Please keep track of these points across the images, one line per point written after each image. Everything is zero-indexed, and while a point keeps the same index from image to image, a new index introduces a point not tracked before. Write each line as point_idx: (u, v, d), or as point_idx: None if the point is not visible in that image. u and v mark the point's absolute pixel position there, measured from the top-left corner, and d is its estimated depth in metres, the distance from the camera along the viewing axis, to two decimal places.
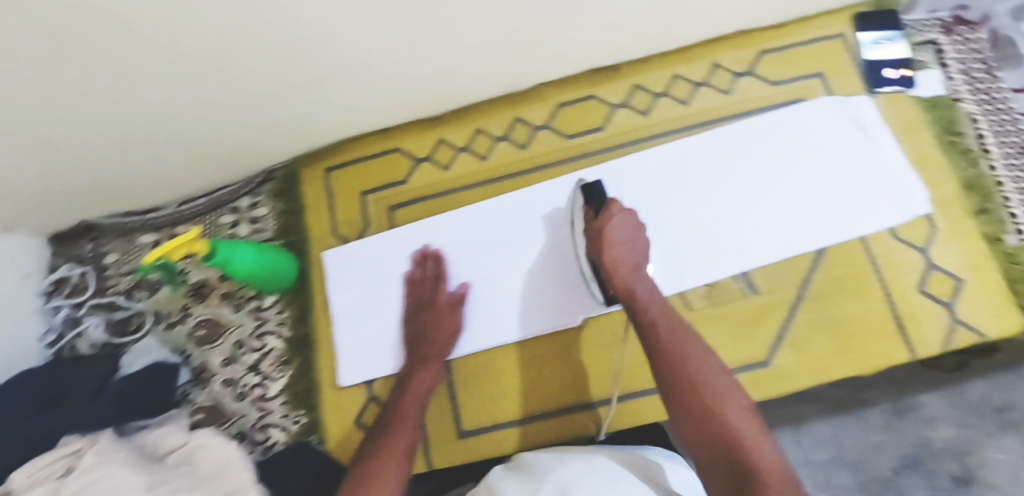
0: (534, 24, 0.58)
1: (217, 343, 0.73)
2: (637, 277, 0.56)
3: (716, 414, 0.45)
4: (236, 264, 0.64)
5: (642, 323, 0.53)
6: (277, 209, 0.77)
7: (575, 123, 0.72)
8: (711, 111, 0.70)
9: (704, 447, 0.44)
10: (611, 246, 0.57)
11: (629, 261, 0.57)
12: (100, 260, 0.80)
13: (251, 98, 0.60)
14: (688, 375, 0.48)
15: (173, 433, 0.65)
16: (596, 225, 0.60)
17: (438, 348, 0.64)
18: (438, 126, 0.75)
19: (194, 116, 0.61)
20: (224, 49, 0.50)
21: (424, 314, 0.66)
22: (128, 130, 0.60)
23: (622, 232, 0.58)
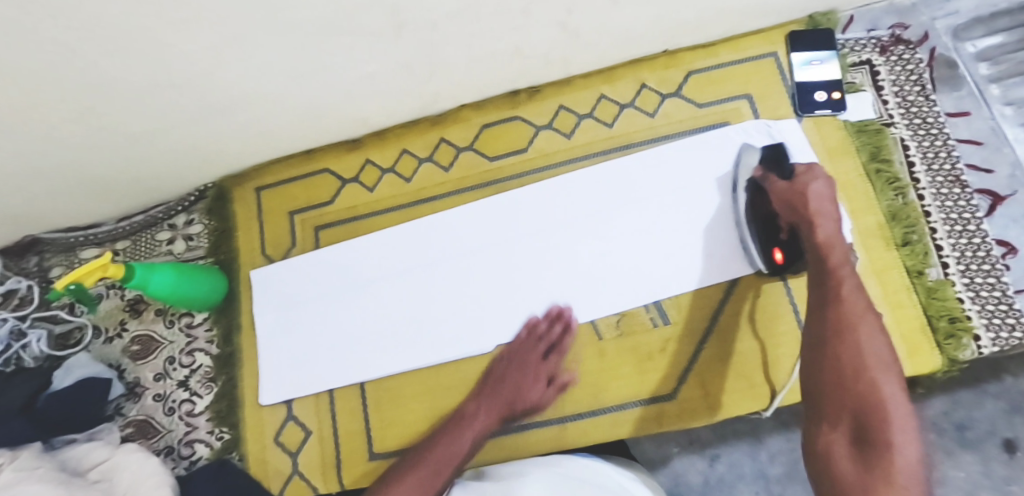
0: (428, 53, 0.57)
1: (150, 358, 0.75)
2: (833, 244, 0.53)
3: (866, 377, 0.47)
4: (155, 287, 0.65)
5: (827, 275, 0.52)
6: (209, 227, 0.78)
7: (499, 145, 0.71)
8: (634, 134, 0.69)
9: (828, 390, 0.48)
10: (818, 202, 0.55)
11: (833, 226, 0.54)
12: (45, 274, 0.83)
13: (154, 127, 0.61)
14: (852, 340, 0.49)
15: (98, 448, 0.68)
16: (794, 186, 0.57)
17: (522, 403, 0.61)
18: (362, 146, 0.74)
19: (103, 141, 0.62)
20: (102, 84, 0.51)
21: (518, 359, 0.62)
22: (36, 156, 0.61)
23: (822, 197, 0.55)
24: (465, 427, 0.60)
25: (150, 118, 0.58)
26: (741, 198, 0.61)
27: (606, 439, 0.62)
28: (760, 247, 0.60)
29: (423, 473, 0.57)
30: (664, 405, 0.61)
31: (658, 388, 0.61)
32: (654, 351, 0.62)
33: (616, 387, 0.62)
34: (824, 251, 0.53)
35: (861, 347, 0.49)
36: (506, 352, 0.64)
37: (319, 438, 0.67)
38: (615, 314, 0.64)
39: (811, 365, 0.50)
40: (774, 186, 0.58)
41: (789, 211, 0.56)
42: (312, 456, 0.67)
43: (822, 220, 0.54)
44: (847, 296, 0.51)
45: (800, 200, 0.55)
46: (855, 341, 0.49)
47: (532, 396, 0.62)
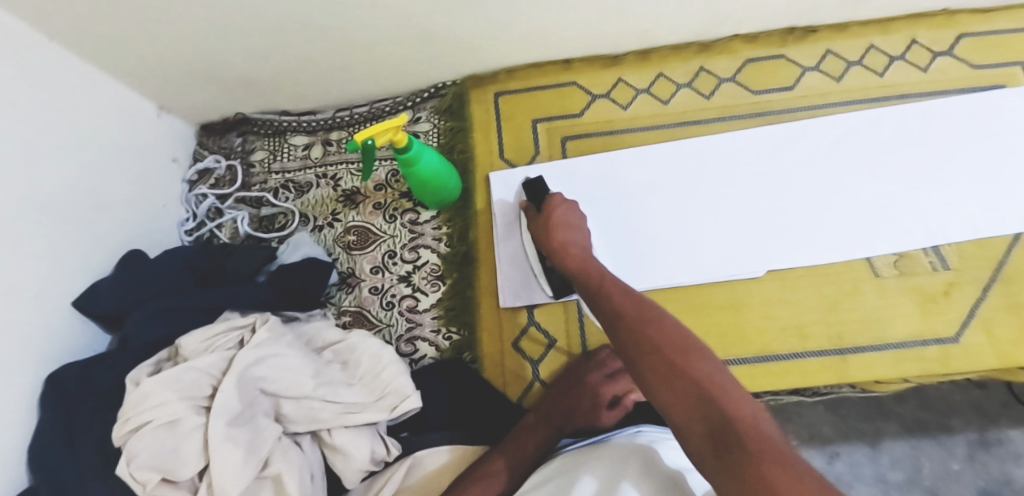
0: None
1: (368, 250, 0.72)
2: (589, 261, 0.55)
3: (665, 359, 0.38)
4: (422, 164, 0.63)
5: (600, 298, 0.49)
6: (443, 126, 0.75)
7: (764, 81, 0.71)
8: (907, 86, 0.69)
9: (659, 391, 0.36)
10: (561, 231, 0.60)
11: (574, 245, 0.58)
12: (247, 155, 0.79)
13: (448, 4, 0.59)
14: (649, 340, 0.40)
15: (330, 329, 0.63)
16: (541, 219, 0.62)
17: (579, 413, 0.57)
18: (620, 64, 0.73)
19: (396, 11, 0.59)
20: None
21: (568, 385, 0.60)
22: (327, 16, 0.59)
23: (572, 218, 0.62)
24: (519, 437, 0.54)
25: None
26: (524, 234, 0.66)
27: (889, 377, 0.59)
28: (543, 271, 0.64)
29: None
30: (950, 348, 0.59)
31: (942, 329, 0.60)
32: (936, 295, 0.61)
33: (897, 326, 0.61)
34: (599, 282, 0.51)
35: (655, 330, 0.41)
36: (556, 379, 0.62)
37: (565, 348, 0.64)
38: (892, 254, 0.63)
39: (636, 379, 0.39)
40: (558, 213, 0.62)
41: (545, 247, 0.60)
42: (555, 364, 0.64)
43: (557, 236, 0.59)
44: (632, 300, 0.46)
45: (553, 240, 0.59)
46: (639, 332, 0.41)
47: (591, 414, 0.56)
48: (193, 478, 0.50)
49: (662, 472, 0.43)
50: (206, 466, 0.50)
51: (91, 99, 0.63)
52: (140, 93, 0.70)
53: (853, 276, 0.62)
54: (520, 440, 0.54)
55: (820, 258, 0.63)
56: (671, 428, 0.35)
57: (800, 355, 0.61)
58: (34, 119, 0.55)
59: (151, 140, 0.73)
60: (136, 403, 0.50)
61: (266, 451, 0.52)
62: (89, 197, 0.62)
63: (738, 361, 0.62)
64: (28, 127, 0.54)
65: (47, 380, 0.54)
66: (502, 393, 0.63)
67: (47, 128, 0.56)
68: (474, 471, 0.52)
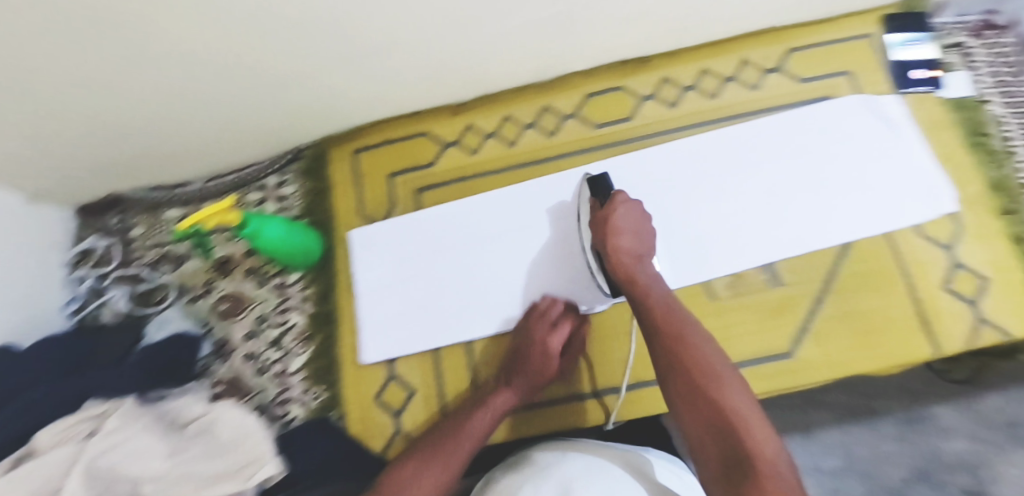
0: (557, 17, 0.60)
1: (240, 317, 0.74)
2: (635, 266, 0.54)
3: (707, 386, 0.42)
4: (265, 237, 0.64)
5: (641, 307, 0.51)
6: (304, 188, 0.77)
7: (604, 114, 0.73)
8: (741, 105, 0.71)
9: (692, 414, 0.41)
10: (615, 235, 0.56)
11: (631, 249, 0.55)
12: (126, 232, 0.81)
13: (270, 79, 0.62)
14: (683, 358, 0.44)
15: (195, 404, 0.66)
16: (601, 214, 0.59)
17: (536, 363, 0.59)
18: (467, 111, 0.75)
19: (221, 91, 0.62)
20: (244, 32, 0.53)
21: (519, 340, 0.61)
22: (156, 103, 0.62)
23: (631, 220, 0.58)
24: (478, 412, 0.57)
25: (277, 66, 0.59)
26: (584, 229, 0.64)
27: None
28: (600, 270, 0.61)
29: (445, 468, 0.52)
30: (784, 363, 0.61)
31: (776, 346, 0.62)
32: (771, 312, 0.63)
33: (737, 344, 0.63)
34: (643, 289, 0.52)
35: (691, 354, 0.44)
36: (506, 352, 0.64)
37: (424, 396, 0.66)
38: (728, 275, 0.65)
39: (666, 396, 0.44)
40: (617, 211, 0.58)
41: (598, 238, 0.58)
42: (416, 414, 0.66)
43: (613, 238, 0.56)
44: (673, 319, 0.48)
45: (621, 242, 0.56)
46: (680, 354, 0.44)
47: (540, 360, 0.59)
48: None
49: (649, 480, 0.46)
50: None
51: None
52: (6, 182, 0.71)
53: (688, 300, 0.65)
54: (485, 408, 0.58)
55: (662, 285, 0.65)
56: (693, 448, 0.40)
57: (641, 385, 0.63)
58: None
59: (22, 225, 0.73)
60: None
61: None
62: None
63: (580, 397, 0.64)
64: None
65: None
66: (367, 447, 0.65)
67: None
68: (444, 437, 0.55)
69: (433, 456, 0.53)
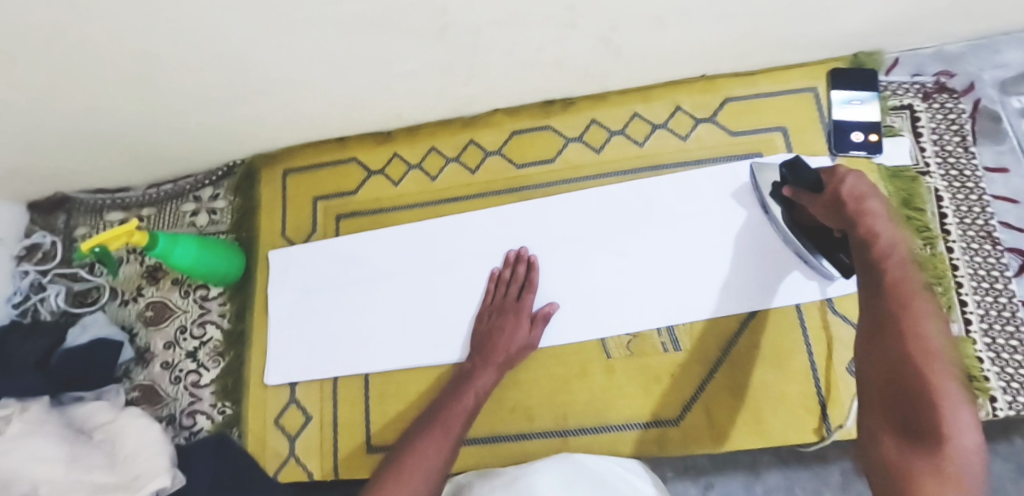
0: (459, 60, 0.59)
1: (163, 326, 0.76)
2: (870, 220, 0.44)
3: (896, 350, 0.38)
4: (175, 258, 0.66)
5: (864, 242, 0.44)
6: (234, 203, 0.78)
7: (528, 153, 0.71)
8: (665, 155, 0.69)
9: (869, 361, 0.40)
10: (852, 174, 0.47)
11: (889, 225, 0.44)
12: (71, 232, 0.84)
13: (181, 107, 0.63)
14: (912, 332, 0.38)
15: (104, 410, 0.69)
16: (834, 187, 0.47)
17: (505, 353, 0.61)
18: (392, 140, 0.75)
19: (132, 115, 0.63)
20: (133, 68, 0.53)
21: (500, 317, 0.63)
22: (72, 124, 0.64)
23: (864, 184, 0.46)
24: (466, 396, 0.59)
25: (181, 94, 0.60)
26: (776, 210, 0.61)
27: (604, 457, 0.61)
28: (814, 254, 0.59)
29: (436, 448, 0.55)
30: (669, 430, 0.61)
31: (664, 412, 0.61)
32: (661, 377, 0.62)
33: (622, 405, 0.62)
34: (869, 216, 0.44)
35: (914, 316, 0.39)
36: (485, 306, 0.66)
37: (318, 424, 0.67)
38: (627, 334, 0.64)
39: (870, 353, 0.39)
40: (811, 208, 0.51)
41: (834, 212, 0.47)
42: (309, 441, 0.67)
43: (838, 179, 0.47)
44: (897, 275, 0.41)
45: (840, 188, 0.47)
46: (899, 309, 0.39)
47: (518, 337, 0.62)
48: None
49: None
50: None
51: None
52: None
53: (582, 353, 0.64)
54: (460, 382, 0.61)
55: (559, 339, 0.65)
56: (868, 406, 0.38)
57: (525, 435, 0.64)
58: None
59: None
60: None
61: None
62: None
63: None
64: None
65: None
66: (260, 466, 0.67)
67: None
68: (437, 412, 0.58)
69: (427, 430, 0.57)
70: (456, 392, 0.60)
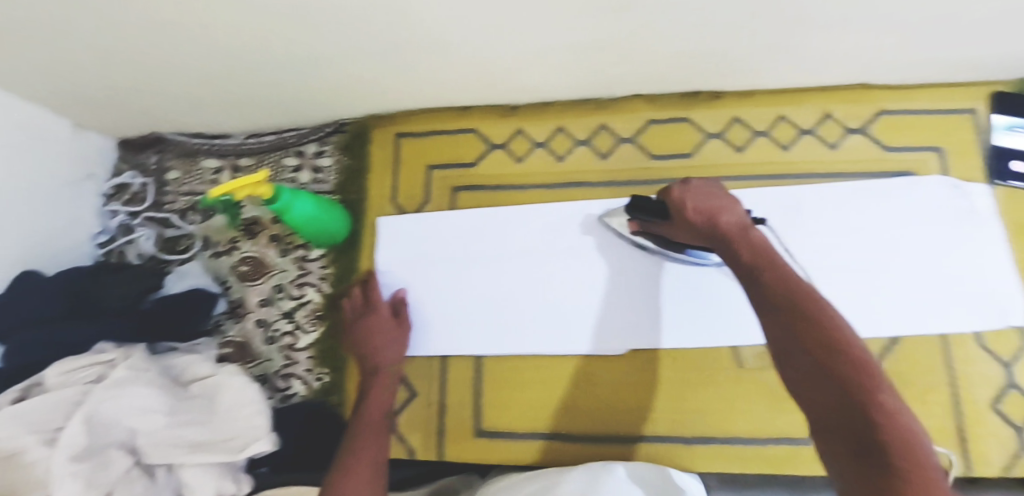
0: (625, 39, 0.55)
1: (258, 282, 0.74)
2: (740, 237, 0.47)
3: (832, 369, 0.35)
4: (294, 214, 0.63)
5: (745, 266, 0.46)
6: (342, 164, 0.75)
7: (664, 145, 0.68)
8: (812, 164, 0.66)
9: (797, 385, 0.37)
10: (703, 196, 0.51)
11: (737, 219, 0.49)
12: (162, 174, 0.81)
13: (317, 56, 0.60)
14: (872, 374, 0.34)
15: (201, 363, 0.66)
16: (672, 199, 0.52)
17: (386, 359, 0.63)
18: (519, 115, 0.71)
19: (264, 58, 0.60)
20: (290, 9, 0.50)
21: (364, 326, 0.65)
22: (198, 60, 0.61)
23: (702, 197, 0.51)
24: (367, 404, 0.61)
25: (323, 42, 0.56)
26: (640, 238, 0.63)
27: (726, 469, 0.59)
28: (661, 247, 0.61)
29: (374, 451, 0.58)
30: (801, 449, 0.58)
31: (795, 429, 0.59)
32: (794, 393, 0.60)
33: (748, 418, 0.59)
34: (737, 238, 0.47)
35: (831, 326, 0.37)
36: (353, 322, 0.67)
37: (425, 402, 0.65)
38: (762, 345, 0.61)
39: (799, 383, 0.37)
40: (680, 236, 0.55)
41: (700, 226, 0.50)
42: (414, 417, 0.65)
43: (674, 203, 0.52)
44: (796, 292, 0.40)
45: (684, 212, 0.51)
46: (800, 317, 0.38)
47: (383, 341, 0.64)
48: None
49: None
50: None
51: None
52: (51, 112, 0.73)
53: (711, 362, 0.61)
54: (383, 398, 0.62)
55: (688, 342, 0.62)
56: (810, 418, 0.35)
57: (641, 438, 0.61)
58: None
59: (61, 156, 0.75)
60: None
61: (109, 484, 0.56)
62: None
63: (564, 436, 0.62)
64: None
65: None
66: None
67: None
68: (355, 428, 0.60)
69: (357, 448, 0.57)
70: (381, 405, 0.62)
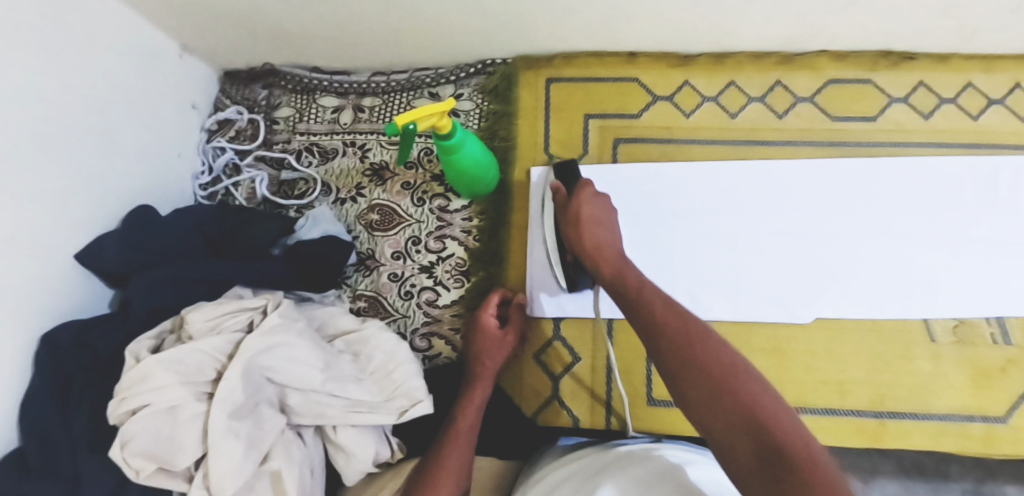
0: None
1: (391, 233, 0.67)
2: (622, 264, 0.51)
3: (659, 328, 0.43)
4: (463, 154, 0.57)
5: (637, 306, 0.47)
6: (486, 108, 0.69)
7: (846, 106, 0.65)
8: (1002, 135, 0.63)
9: (665, 368, 0.42)
10: (590, 228, 0.54)
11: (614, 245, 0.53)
12: (272, 110, 0.74)
13: None
14: (720, 363, 0.39)
15: (344, 316, 0.61)
16: (569, 211, 0.56)
17: (493, 366, 0.57)
18: (690, 66, 0.67)
19: None
20: None
21: (484, 336, 0.59)
22: None
23: (598, 214, 0.55)
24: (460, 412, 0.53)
25: None
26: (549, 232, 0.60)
27: (914, 445, 0.57)
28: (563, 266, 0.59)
29: (461, 452, 0.50)
30: (996, 427, 0.57)
31: (990, 407, 0.57)
32: (990, 371, 0.58)
33: (943, 396, 0.58)
34: (635, 293, 0.47)
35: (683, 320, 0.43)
36: (470, 329, 0.61)
37: (590, 367, 0.61)
38: (953, 319, 0.59)
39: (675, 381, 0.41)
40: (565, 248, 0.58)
41: (585, 221, 0.54)
42: (578, 383, 0.61)
43: (589, 236, 0.53)
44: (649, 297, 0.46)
45: (571, 218, 0.55)
46: (694, 363, 0.40)
47: (500, 352, 0.58)
48: (190, 467, 0.48)
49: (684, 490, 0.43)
50: (204, 454, 0.47)
51: (102, 26, 0.56)
52: (163, 28, 0.64)
53: (902, 336, 0.59)
54: (475, 416, 0.53)
55: (878, 312, 0.60)
56: (729, 471, 0.35)
57: (833, 411, 0.59)
58: (37, 51, 0.49)
59: (169, 83, 0.67)
60: (132, 382, 0.47)
61: (268, 445, 0.50)
62: (91, 143, 0.56)
63: None
64: (28, 51, 0.48)
65: (42, 338, 0.50)
66: (517, 405, 0.60)
67: (52, 67, 0.50)
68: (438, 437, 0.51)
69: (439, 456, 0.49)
70: (477, 419, 0.53)
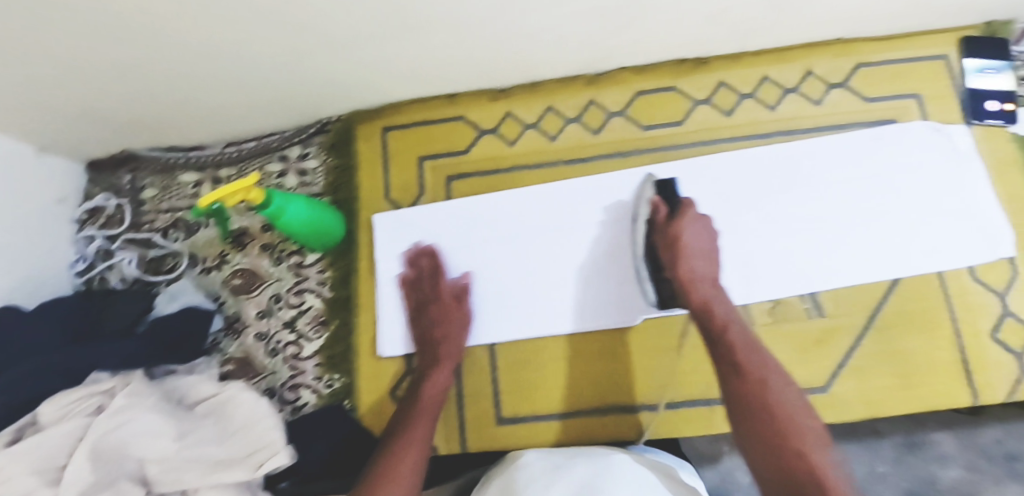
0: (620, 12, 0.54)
1: (254, 294, 0.71)
2: (715, 297, 0.56)
3: (750, 374, 0.51)
4: (288, 218, 0.61)
5: (718, 340, 0.54)
6: (329, 164, 0.73)
7: (653, 115, 0.69)
8: (799, 121, 0.67)
9: (736, 407, 0.50)
10: (691, 256, 0.57)
11: (710, 274, 0.57)
12: (137, 193, 0.79)
13: (295, 55, 0.56)
14: (788, 421, 0.48)
15: (206, 382, 0.64)
16: (671, 231, 0.59)
17: (448, 346, 0.62)
18: (508, 97, 0.71)
19: (240, 62, 0.56)
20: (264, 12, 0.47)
21: (427, 312, 0.64)
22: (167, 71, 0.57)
23: (702, 241, 0.58)
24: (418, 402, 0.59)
25: (307, 40, 0.53)
26: (639, 231, 0.63)
27: None
28: (650, 278, 0.61)
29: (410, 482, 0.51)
30: (818, 397, 0.61)
31: (812, 379, 0.61)
32: (809, 343, 0.62)
33: None
34: (721, 329, 0.54)
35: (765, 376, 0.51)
36: (414, 307, 0.66)
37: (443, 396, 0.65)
38: (770, 300, 0.63)
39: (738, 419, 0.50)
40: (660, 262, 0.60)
41: (707, 252, 0.58)
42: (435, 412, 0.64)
43: (684, 265, 0.57)
44: (746, 343, 0.53)
45: (677, 244, 0.58)
46: (758, 411, 0.49)
47: (450, 327, 0.63)
48: None
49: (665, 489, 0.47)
50: None
51: None
52: None
53: None
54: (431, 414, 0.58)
55: None
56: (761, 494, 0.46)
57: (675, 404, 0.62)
58: None
59: None
60: None
61: None
62: None
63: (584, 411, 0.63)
64: None
65: None
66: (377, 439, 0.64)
67: None
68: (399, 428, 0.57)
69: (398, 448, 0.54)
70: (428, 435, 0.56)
